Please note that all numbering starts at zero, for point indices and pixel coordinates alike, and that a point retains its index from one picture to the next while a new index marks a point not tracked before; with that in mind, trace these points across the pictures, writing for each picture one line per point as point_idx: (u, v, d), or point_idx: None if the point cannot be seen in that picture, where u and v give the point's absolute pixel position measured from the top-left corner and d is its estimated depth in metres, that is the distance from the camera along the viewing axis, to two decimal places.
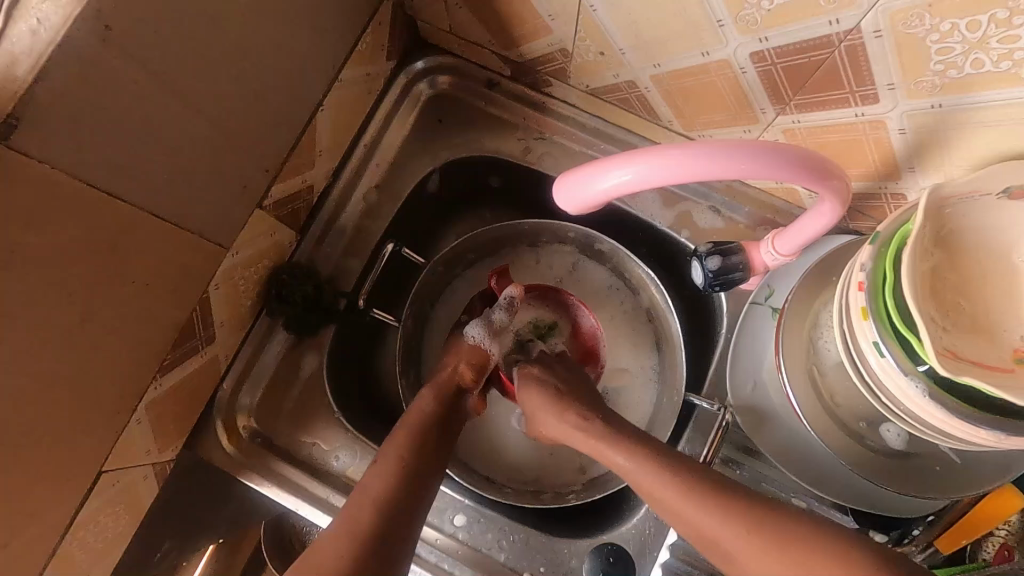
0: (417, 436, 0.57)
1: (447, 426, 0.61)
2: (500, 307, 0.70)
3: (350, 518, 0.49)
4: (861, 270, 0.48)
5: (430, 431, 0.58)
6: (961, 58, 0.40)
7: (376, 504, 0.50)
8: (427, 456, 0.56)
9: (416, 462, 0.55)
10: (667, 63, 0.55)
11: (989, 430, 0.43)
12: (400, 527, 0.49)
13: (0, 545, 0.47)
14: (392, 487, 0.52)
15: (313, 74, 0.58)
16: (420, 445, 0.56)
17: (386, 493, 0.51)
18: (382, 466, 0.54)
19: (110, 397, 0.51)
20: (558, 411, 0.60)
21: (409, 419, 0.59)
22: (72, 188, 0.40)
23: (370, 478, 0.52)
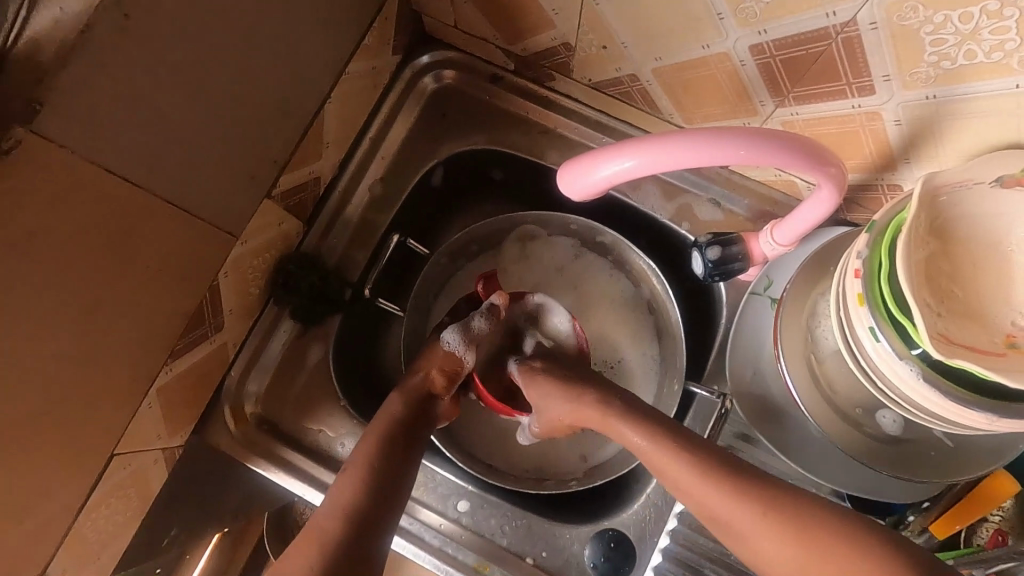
0: (387, 442, 0.58)
1: (418, 427, 0.61)
2: (481, 314, 0.67)
3: (315, 531, 0.50)
4: (857, 258, 0.50)
5: (398, 436, 0.59)
6: (954, 50, 0.41)
7: (342, 516, 0.51)
8: (394, 461, 0.57)
9: (385, 468, 0.56)
10: (668, 56, 0.56)
11: (978, 411, 0.45)
12: (366, 537, 0.50)
13: (16, 523, 0.48)
14: (359, 496, 0.53)
15: (322, 66, 0.59)
16: (387, 451, 0.57)
17: (352, 504, 0.52)
18: (348, 475, 0.55)
19: (124, 382, 0.52)
20: (570, 396, 0.62)
21: (376, 425, 0.60)
22: (91, 173, 0.41)
23: (338, 489, 0.54)
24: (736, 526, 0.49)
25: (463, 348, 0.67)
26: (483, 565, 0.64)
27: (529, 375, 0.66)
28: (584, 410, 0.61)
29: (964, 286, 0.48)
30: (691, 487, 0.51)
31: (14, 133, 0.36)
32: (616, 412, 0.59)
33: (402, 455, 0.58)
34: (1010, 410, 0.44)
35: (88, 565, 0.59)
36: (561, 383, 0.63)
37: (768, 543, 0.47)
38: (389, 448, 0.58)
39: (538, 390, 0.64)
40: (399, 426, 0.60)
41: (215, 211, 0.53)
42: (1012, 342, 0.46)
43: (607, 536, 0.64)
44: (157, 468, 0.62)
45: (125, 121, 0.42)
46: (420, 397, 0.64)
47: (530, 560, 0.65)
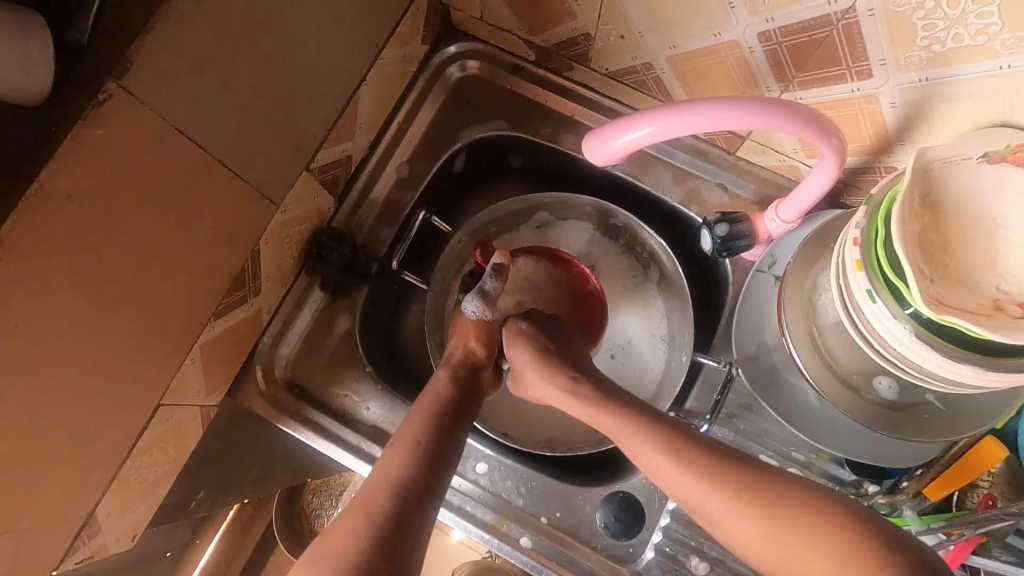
0: (435, 419, 0.60)
1: (464, 408, 0.63)
2: (490, 275, 0.72)
3: (366, 499, 0.52)
4: (856, 228, 0.54)
5: (449, 414, 0.61)
6: (944, 34, 0.46)
7: (394, 486, 0.53)
8: (444, 436, 0.59)
9: (435, 444, 0.58)
10: (681, 44, 0.61)
11: (966, 365, 0.48)
12: (416, 508, 0.52)
13: (76, 457, 0.52)
14: (413, 469, 0.55)
15: (361, 50, 0.64)
16: (436, 428, 0.59)
17: (404, 475, 0.54)
18: (398, 448, 0.57)
19: (175, 333, 0.56)
20: (548, 373, 0.65)
21: (424, 401, 0.62)
22: (164, 131, 0.45)
23: (389, 461, 0.55)
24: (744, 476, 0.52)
25: (486, 311, 0.71)
26: (500, 522, 0.68)
27: (512, 335, 0.70)
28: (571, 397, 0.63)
29: (954, 253, 0.51)
30: (666, 473, 0.53)
31: (107, 87, 0.40)
32: (587, 397, 0.61)
33: (450, 433, 0.60)
34: (997, 363, 0.47)
35: (129, 513, 0.62)
36: (541, 363, 0.66)
37: (746, 526, 0.49)
38: (440, 424, 0.60)
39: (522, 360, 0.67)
40: (451, 404, 0.62)
41: (264, 178, 0.57)
42: (999, 305, 0.49)
43: (619, 500, 0.68)
44: (195, 424, 0.65)
45: (195, 85, 0.46)
46: (465, 373, 0.67)
47: (544, 520, 0.69)
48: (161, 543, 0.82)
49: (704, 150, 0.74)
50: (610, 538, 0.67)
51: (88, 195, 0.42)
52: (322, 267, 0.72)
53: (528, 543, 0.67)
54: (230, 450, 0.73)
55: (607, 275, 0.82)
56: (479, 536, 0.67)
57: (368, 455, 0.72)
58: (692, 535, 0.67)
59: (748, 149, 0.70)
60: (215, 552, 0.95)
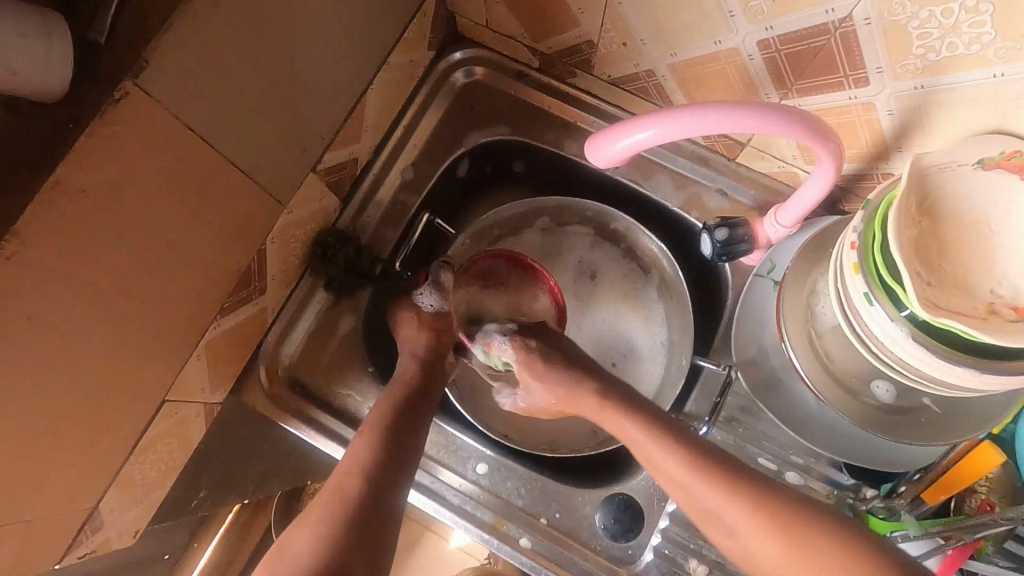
0: (396, 406, 0.65)
1: (425, 393, 0.68)
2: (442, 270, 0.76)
3: (337, 485, 0.57)
4: (853, 232, 0.54)
5: (409, 399, 0.66)
6: (938, 42, 0.47)
7: (362, 473, 0.58)
8: (406, 421, 0.64)
9: (398, 428, 0.62)
10: (683, 51, 0.62)
11: (961, 367, 0.49)
12: (384, 492, 0.57)
13: (83, 451, 0.52)
14: (377, 456, 0.59)
15: (369, 54, 0.65)
16: (398, 415, 0.64)
17: (369, 463, 0.59)
18: (366, 437, 0.61)
19: (182, 329, 0.57)
20: (572, 383, 0.66)
21: (389, 390, 0.67)
22: (176, 129, 0.46)
23: (356, 450, 0.60)
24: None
25: (442, 299, 0.76)
26: (500, 522, 0.68)
27: (523, 354, 0.69)
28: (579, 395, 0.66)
29: (950, 258, 0.52)
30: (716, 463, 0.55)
31: (123, 85, 0.41)
32: (609, 403, 0.64)
33: (411, 417, 0.64)
34: (991, 366, 0.48)
35: (132, 509, 0.63)
36: (554, 368, 0.67)
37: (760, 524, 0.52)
38: (400, 412, 0.64)
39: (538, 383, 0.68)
40: (412, 392, 0.67)
41: (272, 179, 0.58)
42: (994, 309, 0.50)
43: (617, 501, 0.69)
44: (199, 421, 0.66)
45: (208, 86, 0.48)
46: (426, 366, 0.70)
47: (544, 520, 0.69)
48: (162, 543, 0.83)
49: (705, 156, 0.75)
50: (609, 539, 0.68)
51: (103, 191, 0.43)
52: (326, 267, 0.73)
53: (527, 544, 0.67)
54: (232, 448, 0.73)
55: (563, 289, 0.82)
56: (479, 536, 0.68)
57: None
58: (689, 537, 0.67)
59: (748, 155, 0.71)
60: (214, 554, 0.96)
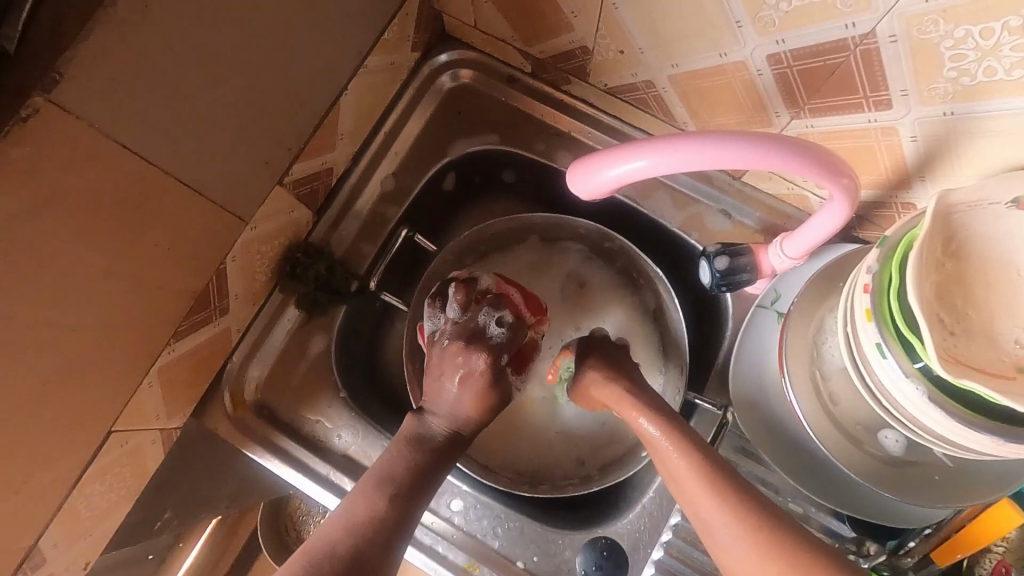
0: (411, 467, 0.54)
1: (445, 457, 0.56)
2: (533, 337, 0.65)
3: (319, 551, 0.47)
4: (867, 273, 0.49)
5: (427, 460, 0.55)
6: (974, 65, 0.41)
7: (357, 536, 0.48)
8: (420, 473, 0.54)
9: (408, 493, 0.52)
10: (684, 62, 0.56)
11: (979, 432, 0.44)
12: (379, 560, 0.48)
13: (13, 489, 0.48)
14: (375, 520, 0.49)
15: (340, 57, 0.60)
16: (413, 478, 0.53)
17: (363, 528, 0.48)
18: (363, 496, 0.51)
19: (126, 356, 0.52)
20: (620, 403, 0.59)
21: (402, 446, 0.56)
22: (104, 145, 0.41)
23: (355, 504, 0.50)
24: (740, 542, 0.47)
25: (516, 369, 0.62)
26: (473, 565, 0.64)
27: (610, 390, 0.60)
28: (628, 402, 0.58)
29: (976, 305, 0.46)
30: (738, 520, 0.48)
31: (33, 101, 0.37)
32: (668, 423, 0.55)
33: (424, 485, 0.54)
34: (1016, 434, 0.43)
35: (81, 540, 0.59)
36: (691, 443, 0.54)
37: None
38: (417, 460, 0.55)
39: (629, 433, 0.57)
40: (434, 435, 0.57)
41: (227, 195, 0.53)
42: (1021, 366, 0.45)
43: (600, 545, 0.63)
44: (154, 448, 0.62)
45: (140, 98, 0.43)
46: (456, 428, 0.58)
47: (520, 564, 0.64)
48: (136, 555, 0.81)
49: (708, 173, 0.69)
50: None
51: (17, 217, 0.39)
52: (296, 285, 0.68)
53: None
54: (193, 474, 0.69)
55: (551, 304, 0.77)
56: None
57: (337, 487, 0.68)
58: None
59: (755, 176, 0.66)
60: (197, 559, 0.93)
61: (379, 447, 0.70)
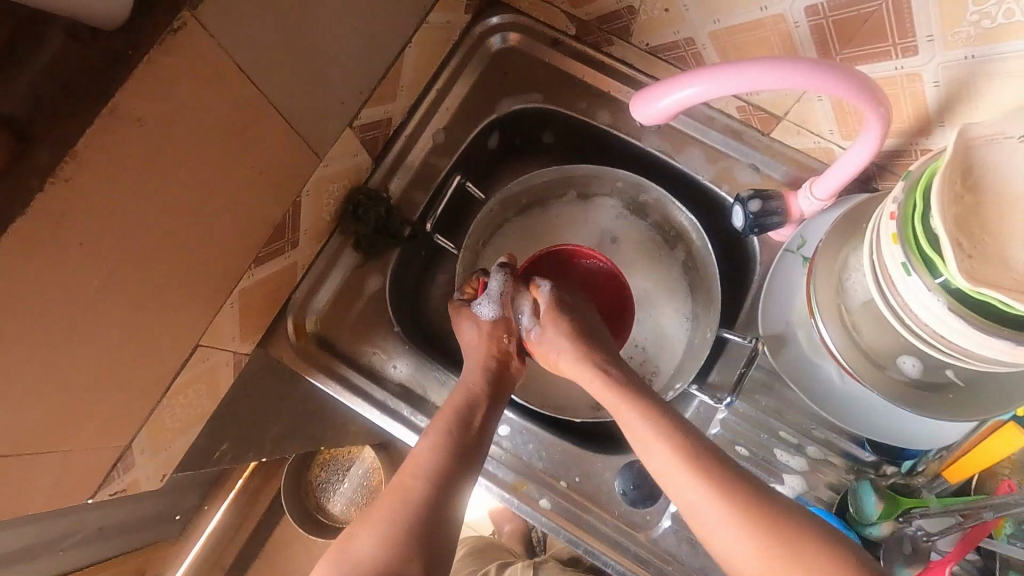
0: (460, 412, 0.62)
1: (490, 400, 0.64)
2: (497, 275, 0.71)
3: (401, 486, 0.55)
4: (893, 203, 0.54)
5: (475, 403, 0.63)
6: (994, 9, 0.47)
7: (425, 480, 0.55)
8: (472, 422, 0.61)
9: (464, 432, 0.60)
10: (726, 18, 0.61)
11: (995, 338, 0.48)
12: (449, 499, 0.55)
13: (120, 387, 0.53)
14: (442, 458, 0.57)
15: (410, 10, 0.65)
16: (465, 420, 0.61)
17: (433, 465, 0.56)
18: (426, 446, 0.58)
19: (215, 273, 0.57)
20: (580, 359, 0.64)
21: (452, 396, 0.64)
22: (225, 65, 0.46)
23: (420, 454, 0.58)
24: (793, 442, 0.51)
25: (502, 310, 0.71)
26: (521, 483, 0.69)
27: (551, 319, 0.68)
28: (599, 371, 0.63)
29: (993, 230, 0.51)
30: None
31: (181, 16, 0.41)
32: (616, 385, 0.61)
33: (478, 427, 0.61)
34: None
35: (159, 451, 0.64)
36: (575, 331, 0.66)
37: None
38: (466, 413, 0.62)
39: (556, 337, 0.67)
40: (479, 390, 0.64)
41: (310, 128, 0.59)
42: None
43: (638, 468, 0.68)
44: (226, 370, 0.67)
45: (256, 26, 0.48)
46: (493, 373, 0.67)
47: (563, 483, 0.70)
48: (168, 506, 0.93)
49: (739, 130, 0.75)
50: (627, 505, 0.69)
51: (157, 123, 0.43)
52: (357, 225, 0.74)
53: (547, 504, 0.68)
54: (254, 402, 0.74)
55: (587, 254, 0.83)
56: (499, 495, 0.69)
57: (394, 412, 0.73)
58: None
59: (783, 130, 0.71)
60: (220, 520, 1.05)
61: (430, 376, 0.76)
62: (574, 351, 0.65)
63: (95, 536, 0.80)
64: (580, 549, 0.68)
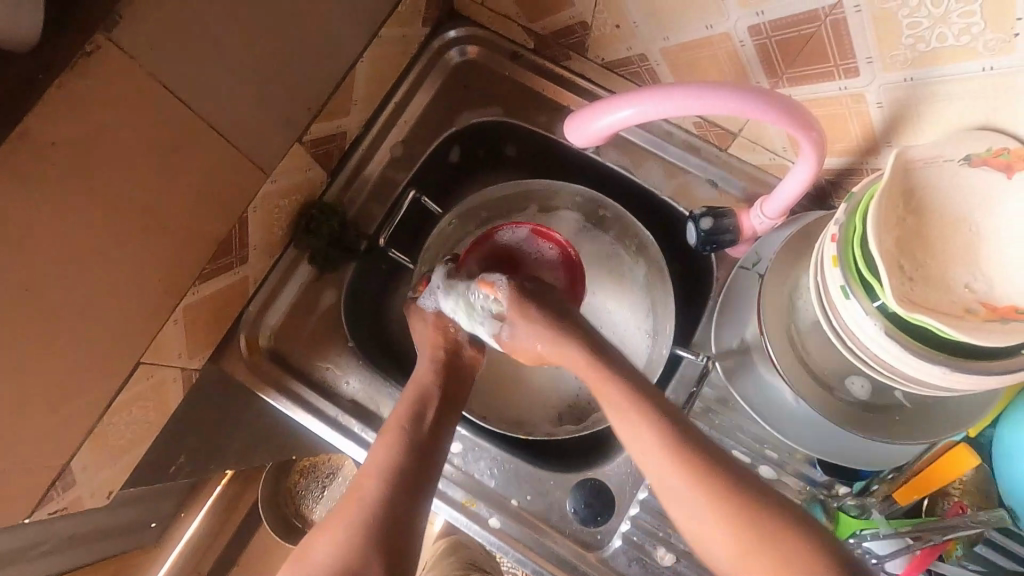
0: (413, 408, 0.63)
1: (443, 397, 0.65)
2: (440, 270, 0.74)
3: (358, 488, 0.56)
4: (835, 225, 0.53)
5: (427, 399, 0.64)
6: (927, 32, 0.47)
7: (382, 480, 0.56)
8: (423, 420, 0.62)
9: (417, 428, 0.61)
10: (674, 35, 0.61)
11: (933, 365, 0.48)
12: (406, 501, 0.56)
13: (55, 407, 0.52)
14: (396, 459, 0.58)
15: (361, 25, 0.65)
16: (417, 416, 0.62)
17: (388, 466, 0.57)
18: (383, 447, 0.59)
19: (155, 291, 0.56)
20: (551, 337, 0.65)
21: (406, 393, 0.65)
22: (150, 85, 0.46)
23: (376, 455, 0.59)
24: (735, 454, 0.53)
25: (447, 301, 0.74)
26: (471, 501, 0.69)
27: (519, 307, 0.67)
28: (561, 346, 0.65)
29: (934, 254, 0.50)
30: None
31: (95, 38, 0.42)
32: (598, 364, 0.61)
33: (431, 421, 0.63)
34: (966, 366, 0.46)
35: (107, 469, 0.63)
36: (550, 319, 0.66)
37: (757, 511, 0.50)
38: (418, 412, 0.62)
39: (526, 322, 0.67)
40: (432, 387, 0.65)
41: (254, 145, 0.58)
42: (969, 308, 0.48)
43: (589, 486, 0.68)
44: (176, 386, 0.66)
45: (185, 45, 0.48)
46: (443, 364, 0.68)
47: (514, 502, 0.69)
48: (136, 522, 0.91)
49: (696, 145, 0.75)
50: (578, 524, 0.68)
51: (74, 143, 0.43)
52: (310, 239, 0.73)
53: (496, 524, 0.68)
54: (208, 418, 0.73)
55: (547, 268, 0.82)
56: (449, 514, 0.68)
57: (345, 428, 0.73)
58: (659, 525, 0.67)
59: (739, 146, 0.71)
60: (198, 527, 1.01)
61: (384, 393, 0.75)
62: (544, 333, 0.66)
63: (52, 556, 0.78)
64: (529, 569, 0.67)
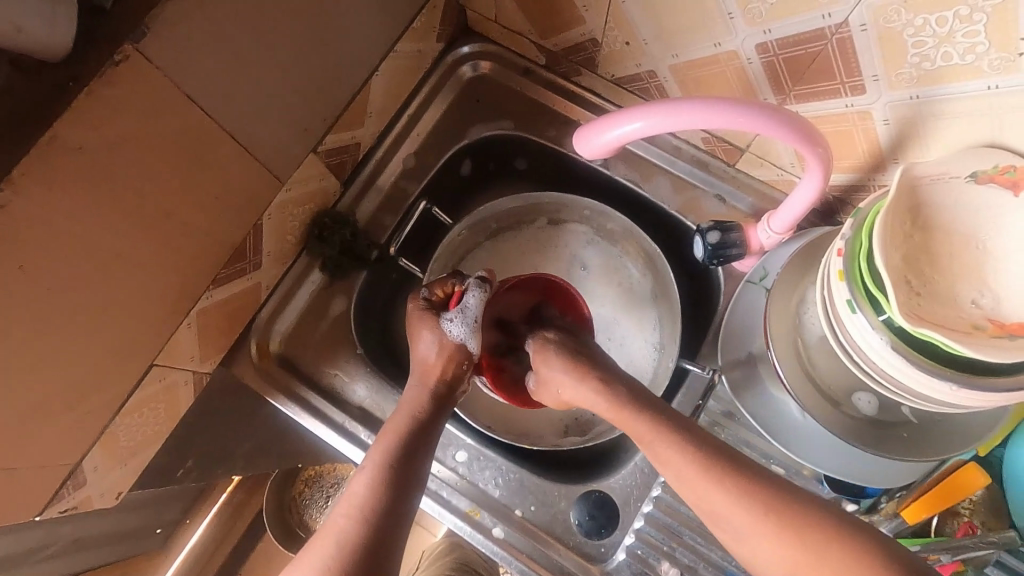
0: (402, 443, 0.61)
1: (432, 429, 0.64)
2: (473, 291, 0.70)
3: (332, 528, 0.54)
4: (840, 239, 0.53)
5: (417, 433, 0.62)
6: (933, 51, 0.47)
7: (360, 516, 0.55)
8: (410, 454, 0.60)
9: (402, 465, 0.60)
10: (684, 53, 0.62)
11: (940, 380, 0.48)
12: (383, 537, 0.54)
13: (70, 407, 0.53)
14: (376, 494, 0.57)
15: (377, 40, 0.67)
16: (405, 453, 0.60)
17: (367, 502, 0.56)
18: (362, 482, 0.58)
19: (171, 294, 0.57)
20: (577, 375, 0.64)
21: (394, 425, 0.63)
22: (174, 94, 0.48)
23: (354, 490, 0.57)
24: (741, 488, 0.52)
25: (471, 331, 0.70)
26: (475, 511, 0.69)
27: (541, 345, 0.69)
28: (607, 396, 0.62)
29: (941, 268, 0.50)
30: None
31: (124, 48, 0.43)
32: (622, 401, 0.61)
33: (417, 458, 0.61)
34: (972, 382, 0.47)
35: (116, 470, 0.63)
36: (569, 362, 0.65)
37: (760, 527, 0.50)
38: (405, 447, 0.61)
39: (549, 368, 0.67)
40: (420, 421, 0.64)
41: (270, 155, 0.60)
42: (977, 324, 0.48)
43: (594, 497, 0.68)
44: (187, 389, 0.67)
45: (209, 57, 0.49)
46: (438, 396, 0.66)
47: (518, 512, 0.69)
48: (142, 528, 0.91)
49: (704, 161, 0.75)
50: (582, 535, 0.68)
51: (99, 148, 0.45)
52: (322, 247, 0.74)
53: (500, 534, 0.68)
54: (217, 422, 0.73)
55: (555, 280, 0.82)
56: (453, 523, 0.68)
57: (351, 434, 0.74)
58: (663, 538, 0.67)
59: (747, 162, 0.71)
60: (202, 534, 1.01)
61: (391, 400, 0.76)
62: (565, 374, 0.65)
63: (58, 558, 0.78)
64: None
